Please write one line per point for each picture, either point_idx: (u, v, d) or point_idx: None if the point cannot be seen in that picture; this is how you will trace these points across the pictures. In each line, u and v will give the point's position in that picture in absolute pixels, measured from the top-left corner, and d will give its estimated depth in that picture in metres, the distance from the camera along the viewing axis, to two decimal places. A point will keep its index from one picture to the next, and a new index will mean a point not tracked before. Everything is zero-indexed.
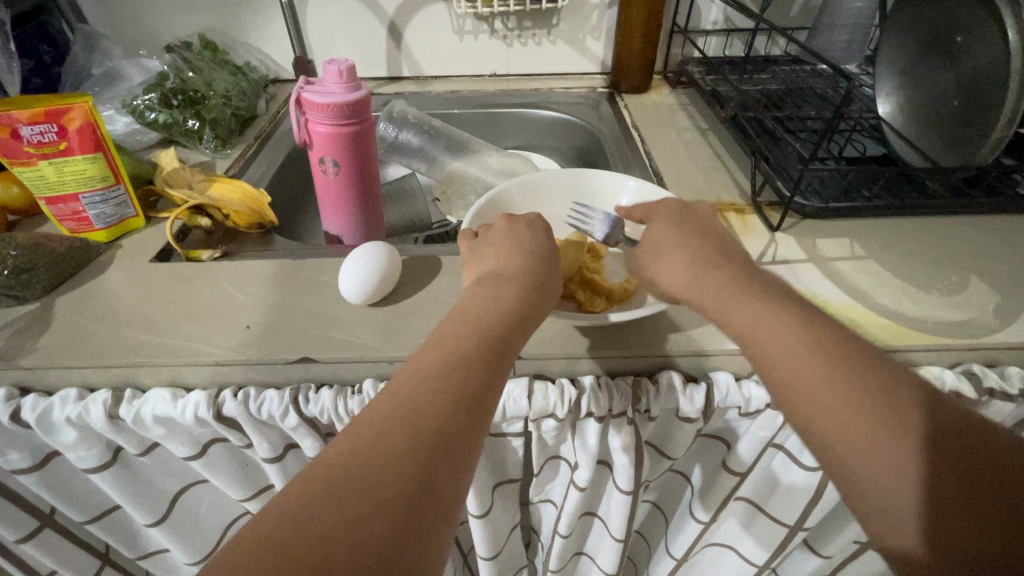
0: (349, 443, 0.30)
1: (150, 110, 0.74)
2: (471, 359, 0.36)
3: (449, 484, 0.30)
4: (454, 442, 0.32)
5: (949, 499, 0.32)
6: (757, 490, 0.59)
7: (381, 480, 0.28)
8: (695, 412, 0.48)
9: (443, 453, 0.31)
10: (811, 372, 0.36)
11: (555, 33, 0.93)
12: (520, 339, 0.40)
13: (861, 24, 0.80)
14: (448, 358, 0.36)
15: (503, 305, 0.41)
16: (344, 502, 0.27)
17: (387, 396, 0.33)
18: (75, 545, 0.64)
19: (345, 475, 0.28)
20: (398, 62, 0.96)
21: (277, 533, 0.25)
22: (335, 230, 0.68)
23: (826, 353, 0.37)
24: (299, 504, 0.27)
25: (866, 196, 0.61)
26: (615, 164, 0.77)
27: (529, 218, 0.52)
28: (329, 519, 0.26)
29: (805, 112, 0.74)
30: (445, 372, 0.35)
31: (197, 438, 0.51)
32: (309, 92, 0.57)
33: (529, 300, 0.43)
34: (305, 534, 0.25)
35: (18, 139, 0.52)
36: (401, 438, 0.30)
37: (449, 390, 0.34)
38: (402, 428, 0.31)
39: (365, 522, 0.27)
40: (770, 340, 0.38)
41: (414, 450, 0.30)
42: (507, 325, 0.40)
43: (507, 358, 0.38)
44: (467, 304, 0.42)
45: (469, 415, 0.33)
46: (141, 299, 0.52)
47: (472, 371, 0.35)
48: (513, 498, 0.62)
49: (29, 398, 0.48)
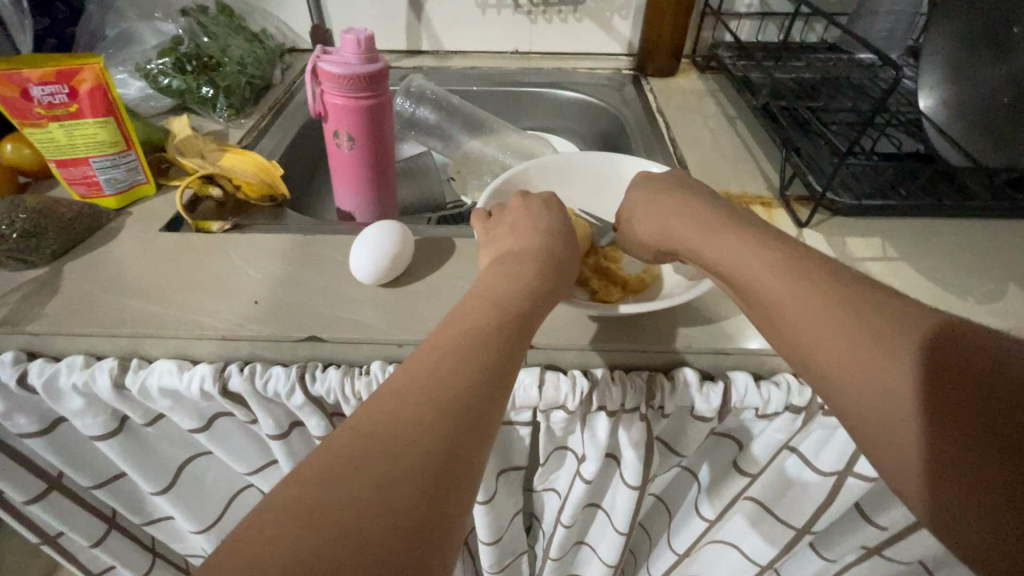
0: (370, 416, 0.29)
1: (163, 75, 0.73)
2: (491, 332, 0.35)
3: (471, 455, 0.29)
4: (476, 413, 0.31)
5: (952, 465, 0.28)
6: (767, 493, 0.58)
7: (402, 452, 0.28)
8: (710, 411, 0.47)
9: (465, 424, 0.30)
10: (850, 350, 0.33)
11: (581, 10, 0.90)
12: (542, 317, 0.39)
13: (907, 11, 0.75)
14: (467, 333, 0.35)
15: (522, 282, 0.40)
16: (364, 474, 0.26)
17: (404, 370, 0.32)
18: (84, 509, 0.65)
19: (365, 446, 0.28)
20: (418, 35, 0.93)
21: (304, 503, 0.25)
22: (347, 206, 0.66)
23: (867, 322, 0.33)
24: (322, 477, 0.26)
25: (903, 195, 0.59)
26: (637, 149, 0.75)
27: (546, 199, 0.49)
28: (353, 490, 0.26)
29: (840, 103, 0.71)
30: (464, 345, 0.34)
31: (202, 411, 0.50)
32: (326, 61, 0.55)
33: (549, 280, 0.41)
34: (328, 505, 0.25)
35: (28, 99, 0.51)
36: (420, 411, 0.29)
37: (471, 364, 0.32)
38: (422, 400, 0.30)
39: (388, 494, 0.26)
40: (800, 314, 0.35)
41: (435, 423, 0.29)
42: (527, 302, 0.39)
43: (527, 332, 0.37)
44: (483, 281, 0.40)
45: (490, 386, 0.32)
46: (151, 268, 0.52)
47: (492, 345, 0.34)
48: (517, 485, 0.61)
49: (36, 362, 0.47)
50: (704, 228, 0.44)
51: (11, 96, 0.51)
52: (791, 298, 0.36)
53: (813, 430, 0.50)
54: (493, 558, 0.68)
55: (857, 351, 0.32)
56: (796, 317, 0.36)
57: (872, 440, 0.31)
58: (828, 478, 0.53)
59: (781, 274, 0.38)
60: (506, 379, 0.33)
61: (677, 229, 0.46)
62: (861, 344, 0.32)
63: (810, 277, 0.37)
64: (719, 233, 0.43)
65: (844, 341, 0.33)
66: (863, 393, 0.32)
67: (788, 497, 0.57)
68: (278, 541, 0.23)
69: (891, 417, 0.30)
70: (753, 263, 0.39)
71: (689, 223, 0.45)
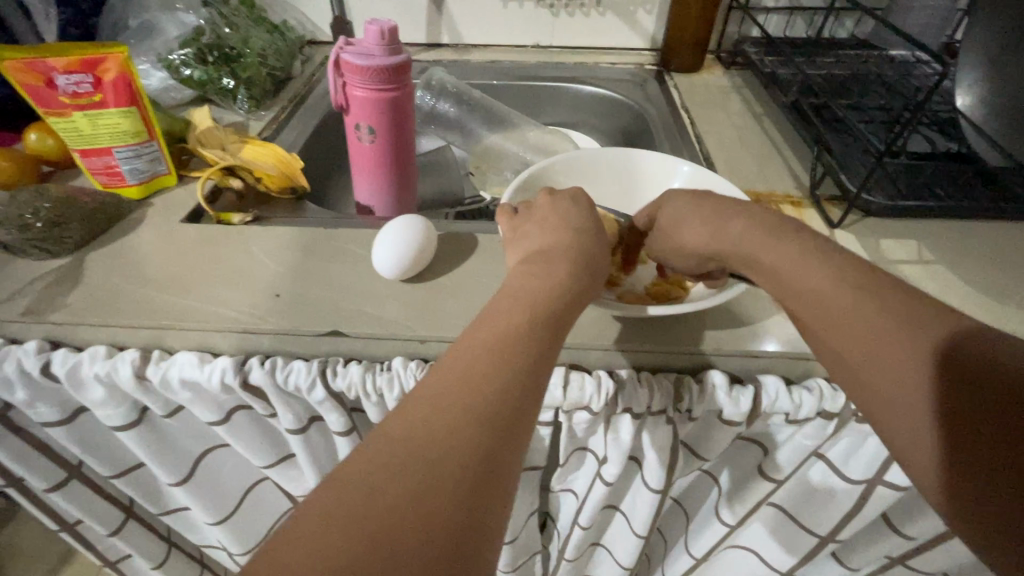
0: (403, 420, 0.29)
1: (184, 66, 0.72)
2: (525, 333, 0.34)
3: (506, 455, 0.29)
4: (513, 417, 0.30)
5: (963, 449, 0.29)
6: (790, 499, 0.56)
7: (438, 456, 0.27)
8: (739, 415, 0.45)
9: (501, 429, 0.29)
10: (889, 361, 0.33)
11: (605, 3, 0.88)
12: (573, 317, 0.38)
13: (944, 6, 0.73)
14: (499, 333, 0.34)
15: (553, 282, 0.39)
16: (401, 479, 0.26)
17: (436, 372, 0.31)
18: (102, 498, 0.65)
19: (399, 450, 0.27)
20: (438, 28, 0.92)
21: (340, 508, 0.25)
22: (366, 200, 0.65)
23: (911, 336, 0.32)
24: (359, 481, 0.26)
25: (940, 196, 0.57)
26: (661, 146, 0.73)
27: (574, 195, 0.48)
28: (389, 494, 0.25)
29: (873, 101, 0.69)
30: (496, 345, 0.33)
31: (222, 404, 0.50)
32: (349, 53, 0.54)
33: (579, 278, 0.40)
34: (366, 511, 0.25)
35: (53, 88, 0.51)
36: (456, 415, 0.29)
37: (504, 365, 0.32)
38: (458, 403, 0.29)
39: (427, 500, 0.25)
40: (842, 324, 0.35)
41: (472, 427, 0.28)
42: (560, 300, 0.38)
43: (560, 334, 0.36)
44: (514, 280, 0.39)
45: (525, 390, 0.31)
46: (172, 260, 0.51)
47: (526, 347, 0.33)
48: (534, 485, 0.60)
49: (60, 352, 0.47)
50: (758, 234, 0.41)
51: (36, 84, 0.51)
52: (835, 304, 0.36)
53: (843, 436, 0.49)
54: (507, 557, 0.67)
55: (897, 363, 0.32)
56: (835, 325, 0.35)
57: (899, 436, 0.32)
58: (856, 486, 0.52)
59: (826, 282, 0.37)
60: (540, 382, 0.32)
61: (732, 233, 0.42)
62: (899, 353, 0.32)
63: (858, 283, 0.36)
64: (781, 239, 0.40)
65: (885, 349, 0.33)
66: (895, 404, 0.32)
67: (814, 504, 0.56)
68: (317, 548, 0.23)
69: (919, 425, 0.31)
70: (795, 265, 0.38)
71: (746, 227, 0.42)
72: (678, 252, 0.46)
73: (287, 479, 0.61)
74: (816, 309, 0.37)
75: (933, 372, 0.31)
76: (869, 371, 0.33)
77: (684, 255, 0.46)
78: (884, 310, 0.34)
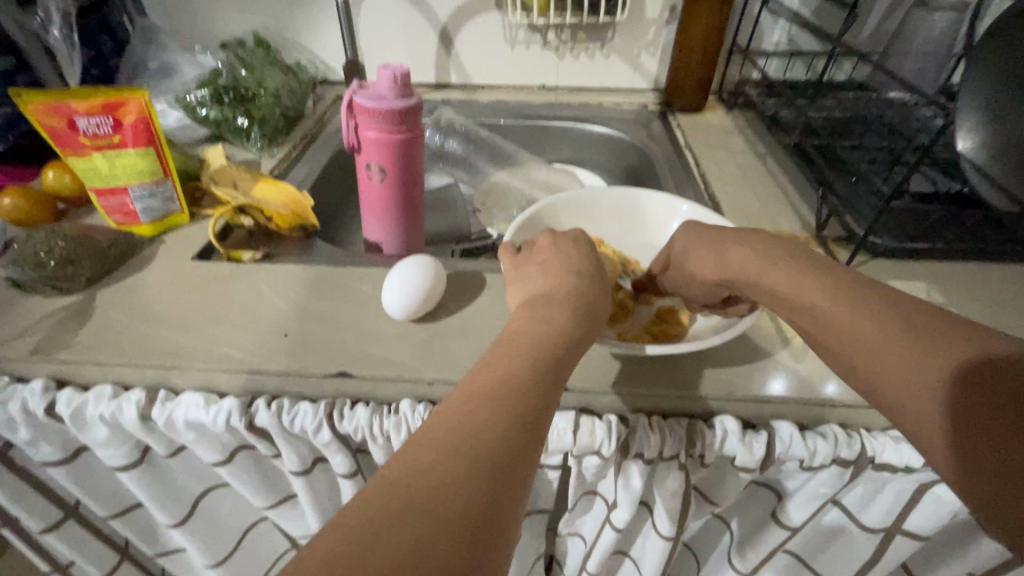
0: (408, 465, 0.28)
1: (201, 106, 0.75)
2: (527, 379, 0.34)
3: (506, 502, 0.28)
4: (510, 473, 0.29)
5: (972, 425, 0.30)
6: (806, 546, 0.55)
7: (436, 504, 0.26)
8: (753, 462, 0.44)
9: (499, 477, 0.29)
10: (895, 363, 0.33)
11: (609, 46, 0.91)
12: (574, 363, 0.38)
13: (939, 51, 0.75)
14: (502, 378, 0.33)
15: (556, 326, 0.38)
16: (396, 535, 0.25)
17: (439, 417, 0.31)
18: (97, 539, 0.63)
19: (402, 496, 0.27)
20: (447, 68, 0.95)
21: (340, 555, 0.24)
22: (375, 237, 0.66)
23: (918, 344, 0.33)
24: (358, 529, 0.25)
25: (947, 239, 0.57)
26: (666, 185, 0.74)
27: (575, 237, 0.48)
28: (393, 540, 0.25)
29: (875, 142, 0.70)
30: (499, 390, 0.32)
31: (225, 445, 0.49)
32: (361, 96, 0.55)
33: (580, 327, 0.39)
34: (363, 560, 0.24)
35: (73, 130, 0.53)
36: (457, 468, 0.28)
37: (507, 410, 0.31)
38: (461, 449, 0.29)
39: (424, 551, 0.25)
40: (859, 342, 0.35)
41: (472, 474, 0.28)
42: (562, 346, 0.37)
43: (560, 380, 0.36)
44: (512, 325, 0.39)
45: (522, 437, 0.31)
46: (180, 299, 0.51)
47: (526, 393, 0.33)
48: (541, 528, 0.59)
49: (65, 392, 0.47)
50: (759, 272, 0.42)
51: (58, 126, 0.52)
52: (856, 323, 0.36)
53: (859, 484, 0.47)
54: None
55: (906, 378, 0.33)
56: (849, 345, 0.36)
57: (907, 419, 0.33)
58: (875, 535, 0.50)
59: (839, 310, 0.37)
60: (539, 440, 0.32)
61: (734, 259, 0.44)
62: (915, 369, 0.32)
63: (878, 305, 0.36)
64: (792, 270, 0.41)
65: (899, 365, 0.33)
66: (904, 407, 0.33)
67: (829, 551, 0.55)
68: None
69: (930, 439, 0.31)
70: (810, 291, 0.39)
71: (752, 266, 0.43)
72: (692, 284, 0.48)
73: (288, 520, 0.60)
74: (834, 333, 0.37)
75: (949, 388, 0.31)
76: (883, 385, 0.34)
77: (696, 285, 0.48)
78: (903, 336, 0.34)
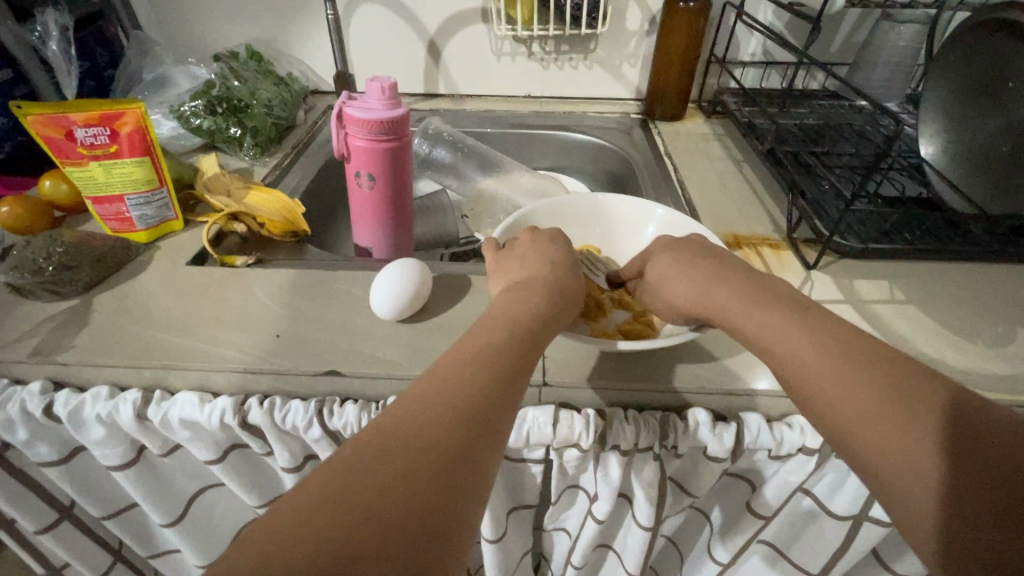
0: (396, 415, 0.30)
1: (195, 116, 0.77)
2: (504, 347, 0.36)
3: (485, 453, 0.30)
4: (489, 421, 0.32)
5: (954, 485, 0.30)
6: (782, 535, 0.57)
7: (419, 447, 0.29)
8: (723, 452, 0.47)
9: (479, 428, 0.31)
10: (863, 398, 0.33)
11: (592, 58, 0.94)
12: (550, 337, 0.40)
13: (904, 61, 0.79)
14: (482, 346, 0.36)
15: (532, 304, 0.41)
16: (387, 467, 0.27)
17: (425, 377, 0.33)
18: (91, 540, 0.64)
19: (389, 439, 0.29)
20: (435, 79, 0.98)
21: (331, 487, 0.26)
22: (365, 242, 0.68)
23: (895, 383, 0.33)
24: (349, 464, 0.27)
25: (909, 240, 0.60)
26: (647, 190, 0.77)
27: (553, 235, 0.51)
28: (379, 475, 0.27)
29: (843, 149, 0.73)
30: (480, 356, 0.35)
31: (219, 443, 0.51)
32: (352, 107, 0.58)
33: (555, 304, 0.42)
34: (353, 490, 0.26)
35: (71, 140, 0.54)
36: (442, 415, 0.30)
37: (485, 373, 0.34)
38: (443, 403, 0.31)
39: (408, 487, 0.27)
40: (841, 385, 0.34)
41: (454, 424, 0.30)
42: (539, 322, 0.40)
43: (537, 350, 0.38)
44: (494, 305, 0.42)
45: (501, 397, 0.33)
46: (175, 302, 0.53)
47: (504, 357, 0.35)
48: (527, 523, 0.60)
49: (62, 393, 0.48)
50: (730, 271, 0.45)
51: (55, 136, 0.54)
52: (822, 356, 0.36)
53: (827, 473, 0.50)
54: None
55: (895, 434, 0.31)
56: (821, 374, 0.35)
57: (877, 466, 0.32)
58: (844, 523, 0.53)
59: (827, 357, 0.36)
60: (516, 393, 0.34)
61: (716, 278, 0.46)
62: (887, 399, 0.33)
63: (856, 348, 0.36)
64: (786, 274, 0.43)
65: (872, 394, 0.33)
66: (879, 447, 0.32)
67: (802, 539, 0.57)
68: (309, 519, 0.24)
69: (910, 480, 0.30)
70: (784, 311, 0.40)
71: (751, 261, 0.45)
72: (664, 310, 0.50)
73: None
74: (817, 373, 0.36)
75: (942, 451, 0.30)
76: (862, 426, 0.33)
77: (673, 310, 0.48)
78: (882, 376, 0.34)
